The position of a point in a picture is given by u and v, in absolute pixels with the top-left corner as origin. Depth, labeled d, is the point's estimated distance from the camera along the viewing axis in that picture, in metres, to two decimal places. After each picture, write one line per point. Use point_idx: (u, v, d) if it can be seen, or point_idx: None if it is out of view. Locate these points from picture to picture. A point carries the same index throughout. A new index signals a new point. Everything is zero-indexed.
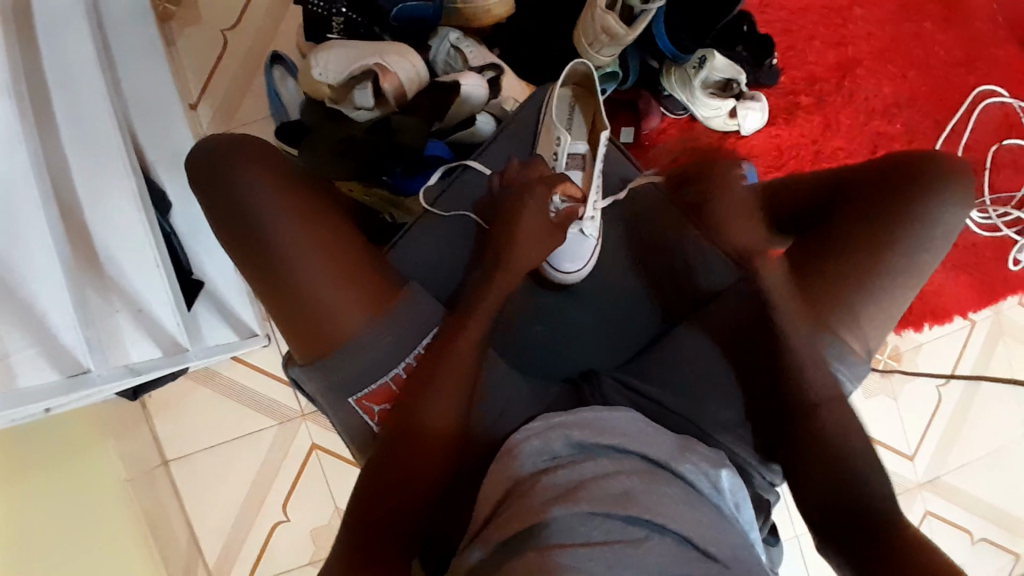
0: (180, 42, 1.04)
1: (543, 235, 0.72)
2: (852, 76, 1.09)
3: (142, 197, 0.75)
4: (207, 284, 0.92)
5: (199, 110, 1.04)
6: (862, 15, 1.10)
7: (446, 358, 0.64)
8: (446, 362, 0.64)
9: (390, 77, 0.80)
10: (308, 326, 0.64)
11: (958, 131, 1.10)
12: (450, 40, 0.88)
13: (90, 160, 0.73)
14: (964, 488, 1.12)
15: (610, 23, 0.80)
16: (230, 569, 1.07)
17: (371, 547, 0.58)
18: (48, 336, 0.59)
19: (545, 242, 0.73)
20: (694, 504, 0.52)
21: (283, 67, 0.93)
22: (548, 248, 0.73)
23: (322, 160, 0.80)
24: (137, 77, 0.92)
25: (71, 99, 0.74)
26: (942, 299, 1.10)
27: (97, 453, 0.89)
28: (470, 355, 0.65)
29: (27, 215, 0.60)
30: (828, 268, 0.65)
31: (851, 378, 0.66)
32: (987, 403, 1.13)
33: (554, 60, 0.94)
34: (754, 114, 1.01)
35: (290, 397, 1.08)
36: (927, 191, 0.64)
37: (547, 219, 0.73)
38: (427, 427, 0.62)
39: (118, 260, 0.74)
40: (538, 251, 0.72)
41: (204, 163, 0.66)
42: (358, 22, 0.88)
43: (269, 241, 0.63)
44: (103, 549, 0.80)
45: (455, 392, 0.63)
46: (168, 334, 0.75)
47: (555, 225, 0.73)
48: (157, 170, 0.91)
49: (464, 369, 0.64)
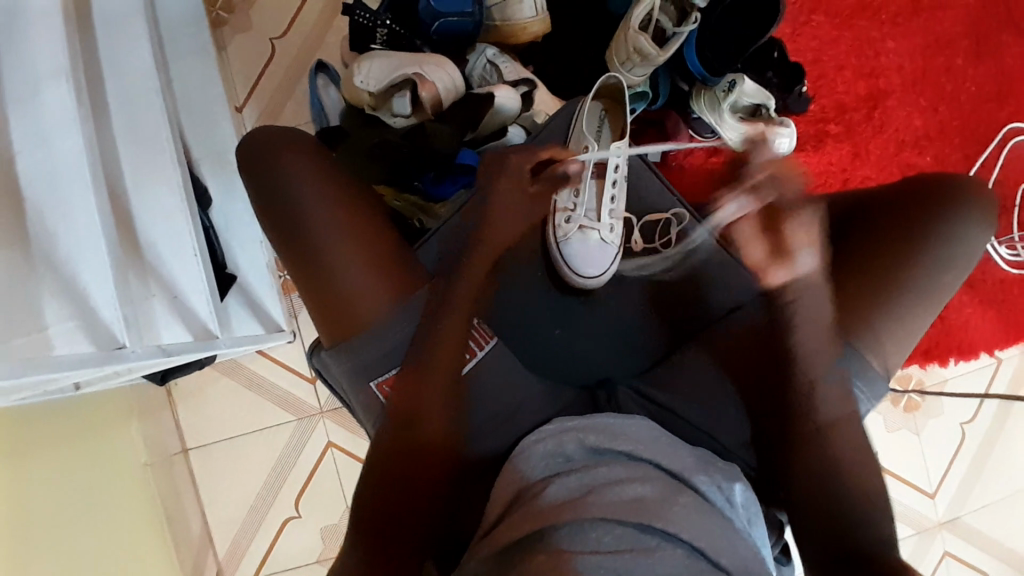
0: (230, 47, 1.09)
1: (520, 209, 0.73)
2: (882, 107, 1.10)
3: (184, 189, 0.80)
4: (239, 278, 0.96)
5: (244, 113, 1.09)
6: (894, 47, 1.11)
7: (434, 356, 0.64)
8: (443, 353, 0.64)
9: (427, 86, 0.84)
10: (335, 311, 0.66)
11: (988, 165, 1.09)
12: (486, 56, 0.92)
13: (137, 151, 0.77)
14: (985, 531, 1.08)
15: (642, 44, 0.83)
16: (237, 562, 1.08)
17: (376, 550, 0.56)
18: (89, 312, 0.62)
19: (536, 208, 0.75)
20: (708, 515, 0.52)
21: (326, 75, 0.97)
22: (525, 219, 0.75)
23: (357, 160, 0.84)
24: (188, 78, 0.97)
25: (127, 93, 0.78)
26: (968, 334, 1.09)
27: (118, 435, 0.91)
28: (460, 345, 0.65)
29: (76, 197, 0.63)
30: (851, 286, 0.65)
31: (869, 399, 0.64)
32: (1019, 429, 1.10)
33: (587, 79, 0.97)
34: (784, 140, 0.98)
35: (310, 394, 1.10)
36: (947, 214, 0.65)
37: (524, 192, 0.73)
38: (427, 420, 0.62)
39: (156, 246, 0.77)
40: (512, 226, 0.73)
41: (249, 153, 0.69)
42: (401, 34, 0.91)
43: (305, 228, 0.66)
44: (115, 527, 0.81)
45: (447, 397, 0.64)
46: (201, 321, 0.78)
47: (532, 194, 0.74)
48: (200, 166, 0.95)
49: (450, 359, 0.64)
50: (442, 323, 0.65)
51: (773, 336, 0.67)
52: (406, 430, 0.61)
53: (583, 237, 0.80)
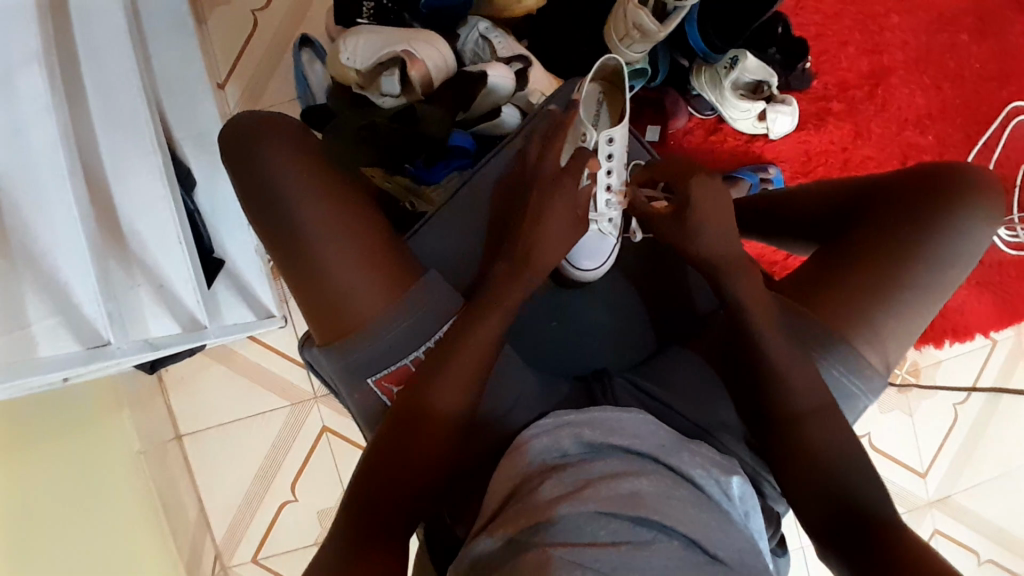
0: (210, 21, 1.04)
1: (569, 226, 0.69)
2: (884, 85, 1.07)
3: (166, 173, 0.76)
4: (227, 263, 0.93)
5: (226, 90, 1.05)
6: (898, 22, 1.07)
7: (458, 345, 0.62)
8: (464, 350, 0.62)
9: (417, 65, 0.80)
10: (331, 308, 0.64)
11: (990, 145, 1.07)
12: (478, 30, 0.89)
13: (116, 138, 0.74)
14: (975, 510, 1.10)
15: (642, 19, 0.80)
16: (236, 545, 1.09)
17: (360, 546, 0.56)
18: (70, 308, 0.59)
19: (569, 229, 0.69)
20: (703, 507, 0.52)
21: (311, 50, 0.93)
22: (571, 240, 0.69)
23: (342, 145, 0.79)
24: (166, 55, 0.93)
25: (102, 74, 0.74)
26: (963, 317, 1.09)
27: (112, 425, 0.90)
28: (486, 345, 0.63)
29: (54, 189, 0.60)
30: (853, 277, 0.64)
31: (865, 392, 0.65)
32: (1011, 410, 1.11)
33: (583, 56, 0.93)
34: (784, 117, 1.00)
35: (304, 379, 1.09)
36: (955, 206, 0.64)
37: (574, 211, 0.69)
38: (436, 404, 0.61)
39: (141, 237, 0.74)
40: (560, 242, 0.68)
41: (235, 142, 0.66)
42: (388, 9, 0.89)
43: (297, 223, 0.64)
44: (113, 519, 0.81)
45: (465, 386, 0.62)
46: (187, 311, 0.76)
47: (579, 218, 0.69)
48: (182, 149, 0.92)
49: (480, 357, 0.63)
50: (466, 322, 0.64)
51: (720, 338, 0.69)
52: (410, 428, 0.60)
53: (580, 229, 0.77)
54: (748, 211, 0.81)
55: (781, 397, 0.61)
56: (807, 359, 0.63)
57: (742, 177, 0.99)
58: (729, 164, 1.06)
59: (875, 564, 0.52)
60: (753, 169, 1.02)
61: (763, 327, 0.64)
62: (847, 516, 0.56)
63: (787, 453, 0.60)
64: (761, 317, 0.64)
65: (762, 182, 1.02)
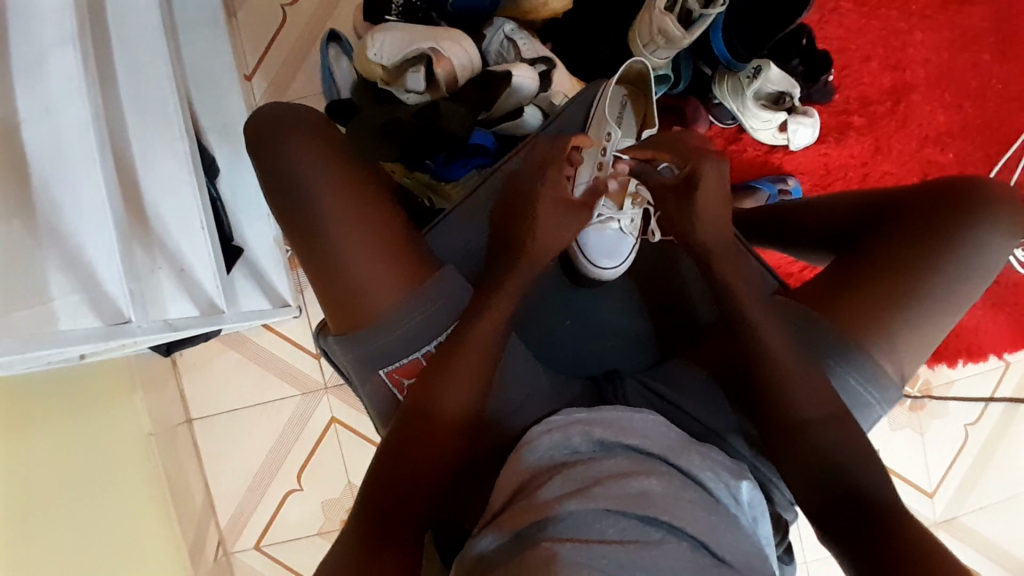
0: (240, 14, 1.06)
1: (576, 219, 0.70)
2: (906, 101, 1.07)
3: (191, 160, 0.77)
4: (246, 251, 0.95)
5: (253, 82, 1.07)
6: (922, 39, 1.07)
7: (465, 340, 0.63)
8: (469, 345, 0.63)
9: (443, 62, 0.82)
10: (346, 297, 0.65)
11: (1010, 166, 1.07)
12: (504, 32, 0.89)
13: (144, 123, 0.75)
14: (983, 531, 1.09)
15: (668, 25, 0.80)
16: (240, 532, 1.09)
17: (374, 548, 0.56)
18: (94, 286, 0.60)
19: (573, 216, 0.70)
20: (711, 510, 0.52)
21: (338, 46, 0.94)
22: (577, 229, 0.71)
23: (366, 138, 0.81)
24: (196, 45, 0.95)
25: (134, 60, 0.76)
26: (978, 337, 1.08)
27: (123, 406, 0.91)
28: (491, 338, 0.65)
29: (82, 170, 0.61)
30: (871, 287, 0.64)
31: (879, 401, 0.65)
32: None
33: (606, 60, 0.94)
34: (804, 129, 1.00)
35: (314, 368, 1.10)
36: (975, 220, 0.64)
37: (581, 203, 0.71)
38: (445, 398, 0.62)
39: (163, 219, 0.76)
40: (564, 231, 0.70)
41: (260, 131, 0.67)
42: (417, 7, 0.89)
43: (317, 210, 0.65)
44: (116, 497, 0.82)
45: (473, 379, 0.63)
46: (206, 296, 0.77)
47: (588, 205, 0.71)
48: (207, 137, 0.94)
49: (485, 354, 0.64)
50: (474, 313, 0.65)
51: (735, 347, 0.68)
52: (416, 422, 0.61)
53: (600, 228, 0.80)
54: (768, 219, 0.82)
55: (790, 405, 0.61)
56: (811, 365, 0.63)
57: (759, 187, 1.01)
58: (748, 175, 1.07)
59: (878, 561, 0.51)
60: (772, 180, 1.03)
61: (768, 332, 0.65)
62: (852, 515, 0.55)
63: (795, 462, 0.60)
64: (760, 325, 0.65)
65: (781, 194, 1.02)
